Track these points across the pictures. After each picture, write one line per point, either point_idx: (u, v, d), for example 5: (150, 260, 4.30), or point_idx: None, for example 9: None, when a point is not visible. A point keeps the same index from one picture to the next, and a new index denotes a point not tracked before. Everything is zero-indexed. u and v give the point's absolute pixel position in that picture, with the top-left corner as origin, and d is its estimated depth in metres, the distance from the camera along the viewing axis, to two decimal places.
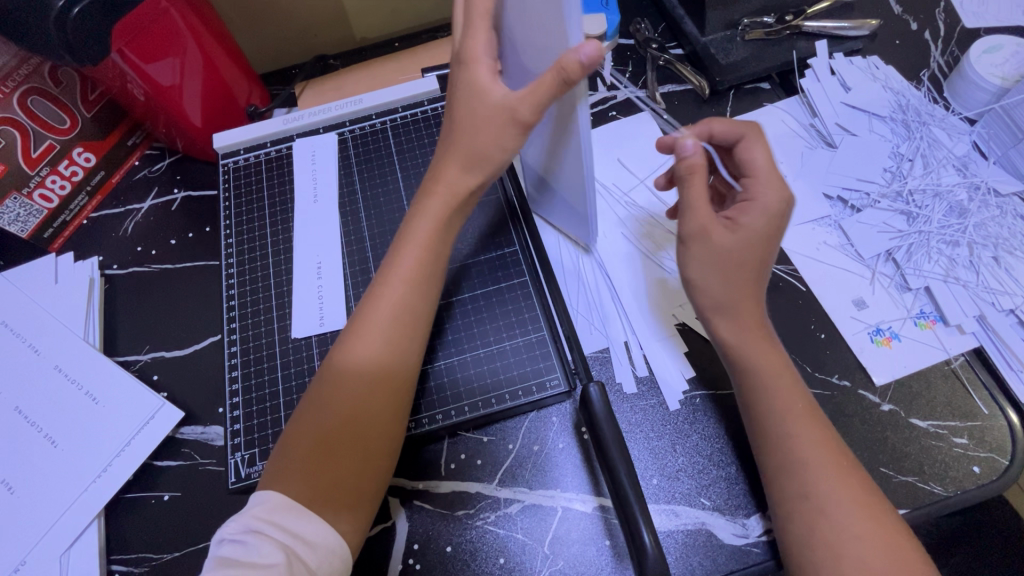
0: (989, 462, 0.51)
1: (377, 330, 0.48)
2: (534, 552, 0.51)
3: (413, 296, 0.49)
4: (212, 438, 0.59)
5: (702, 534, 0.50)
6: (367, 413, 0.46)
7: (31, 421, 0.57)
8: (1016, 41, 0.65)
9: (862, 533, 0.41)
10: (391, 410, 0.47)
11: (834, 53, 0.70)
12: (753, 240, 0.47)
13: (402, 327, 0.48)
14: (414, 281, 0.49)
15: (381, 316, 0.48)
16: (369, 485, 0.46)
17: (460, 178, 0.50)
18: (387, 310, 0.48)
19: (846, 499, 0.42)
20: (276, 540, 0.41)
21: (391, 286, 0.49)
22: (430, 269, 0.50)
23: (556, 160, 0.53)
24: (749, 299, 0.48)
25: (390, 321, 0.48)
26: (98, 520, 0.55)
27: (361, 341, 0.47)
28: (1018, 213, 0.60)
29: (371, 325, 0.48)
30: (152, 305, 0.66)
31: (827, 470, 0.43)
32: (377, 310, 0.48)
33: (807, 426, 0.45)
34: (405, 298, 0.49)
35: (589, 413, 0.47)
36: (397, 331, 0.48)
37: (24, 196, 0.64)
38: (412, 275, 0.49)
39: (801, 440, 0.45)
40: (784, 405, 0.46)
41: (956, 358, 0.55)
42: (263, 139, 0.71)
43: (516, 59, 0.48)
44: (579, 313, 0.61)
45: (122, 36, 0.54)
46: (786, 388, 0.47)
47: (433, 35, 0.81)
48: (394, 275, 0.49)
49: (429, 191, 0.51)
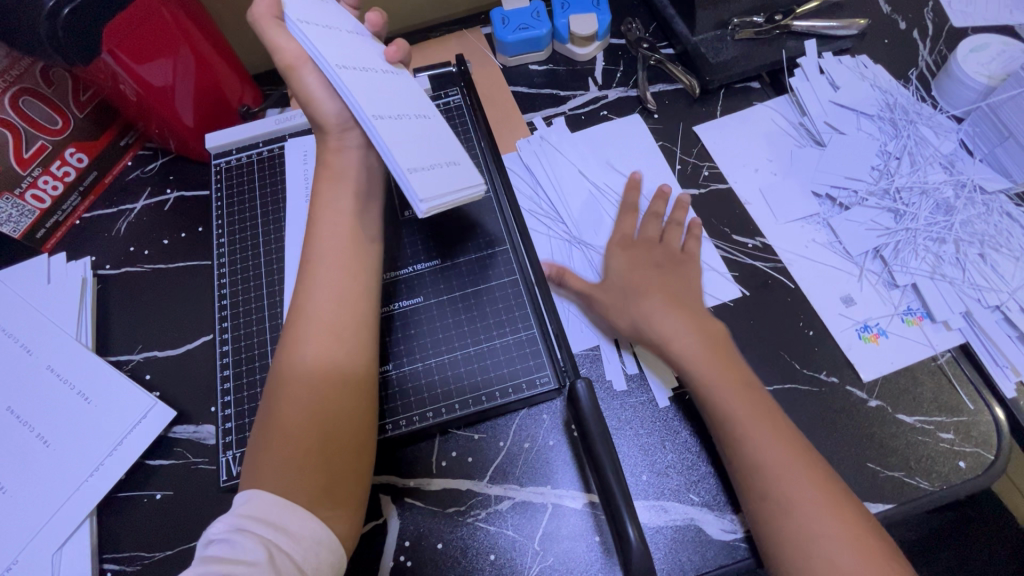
0: (975, 456, 0.52)
1: (324, 324, 0.50)
2: (524, 549, 0.52)
3: (354, 289, 0.52)
4: (204, 437, 0.59)
5: (691, 530, 0.51)
6: (330, 404, 0.48)
7: (23, 421, 0.57)
8: (1003, 40, 0.66)
9: (831, 536, 0.43)
10: (356, 403, 0.50)
11: (823, 52, 0.71)
12: (629, 271, 0.58)
13: (349, 318, 0.51)
14: (352, 279, 0.53)
15: (330, 317, 0.51)
16: (347, 475, 0.48)
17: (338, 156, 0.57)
18: (330, 303, 0.51)
19: (812, 501, 0.44)
20: (259, 536, 0.42)
21: (328, 281, 0.52)
22: (363, 273, 0.54)
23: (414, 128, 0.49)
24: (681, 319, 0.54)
25: (336, 313, 0.51)
26: (89, 519, 0.55)
27: (314, 344, 0.50)
28: (1005, 211, 0.61)
29: (317, 320, 0.50)
30: (145, 305, 0.66)
31: (791, 472, 0.46)
32: (322, 305, 0.51)
33: (765, 428, 0.48)
34: (347, 291, 0.52)
35: (577, 411, 0.47)
36: (348, 329, 0.51)
37: (16, 196, 0.64)
38: (349, 268, 0.53)
39: (763, 445, 0.47)
40: (741, 411, 0.48)
41: (943, 354, 0.56)
42: (255, 139, 0.71)
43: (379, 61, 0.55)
44: (571, 310, 0.61)
45: (112, 36, 0.54)
46: (739, 398, 0.49)
47: (426, 35, 0.81)
48: (331, 271, 0.52)
49: (339, 193, 0.56)
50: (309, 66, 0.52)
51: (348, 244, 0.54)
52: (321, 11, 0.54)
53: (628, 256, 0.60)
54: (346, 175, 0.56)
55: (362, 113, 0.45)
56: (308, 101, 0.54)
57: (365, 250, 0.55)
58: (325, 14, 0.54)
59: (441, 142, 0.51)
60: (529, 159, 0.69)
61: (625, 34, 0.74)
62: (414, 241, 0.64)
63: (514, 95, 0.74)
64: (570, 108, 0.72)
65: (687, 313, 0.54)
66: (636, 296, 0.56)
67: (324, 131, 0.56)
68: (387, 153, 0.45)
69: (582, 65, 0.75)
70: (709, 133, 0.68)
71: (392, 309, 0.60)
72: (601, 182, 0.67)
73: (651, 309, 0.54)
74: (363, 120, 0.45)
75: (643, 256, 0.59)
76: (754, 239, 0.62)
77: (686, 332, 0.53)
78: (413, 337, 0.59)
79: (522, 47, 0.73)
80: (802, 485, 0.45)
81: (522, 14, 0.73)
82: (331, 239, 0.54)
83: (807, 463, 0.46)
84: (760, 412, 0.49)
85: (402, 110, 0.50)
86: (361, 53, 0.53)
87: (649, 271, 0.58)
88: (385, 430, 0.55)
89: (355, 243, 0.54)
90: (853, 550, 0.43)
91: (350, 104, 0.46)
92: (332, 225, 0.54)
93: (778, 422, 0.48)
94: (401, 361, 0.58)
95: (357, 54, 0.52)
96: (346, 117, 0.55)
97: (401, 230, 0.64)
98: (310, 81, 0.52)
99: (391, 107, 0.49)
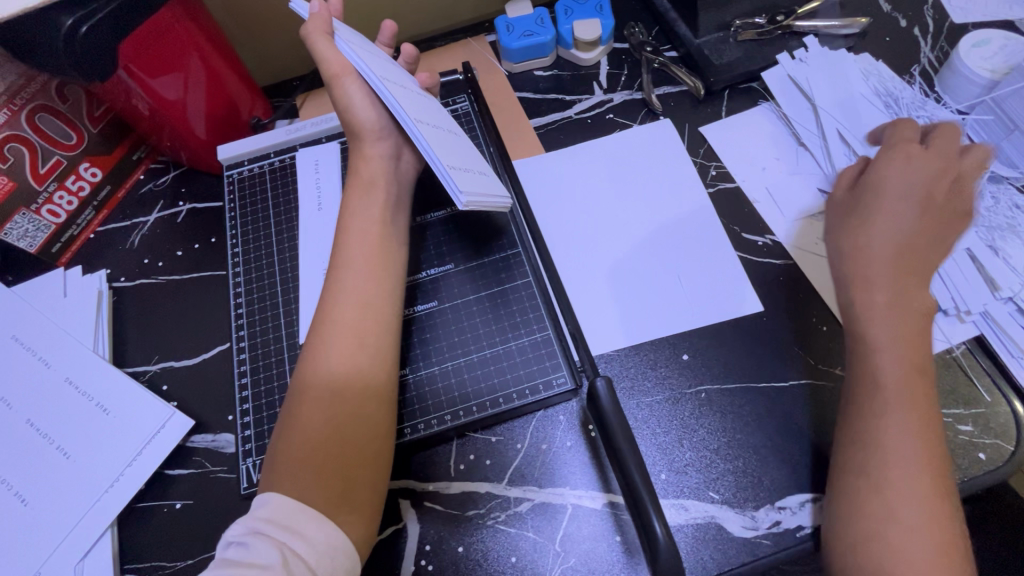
0: (995, 448, 0.52)
1: (349, 327, 0.51)
2: (545, 550, 0.52)
3: (378, 293, 0.53)
4: (223, 446, 0.59)
5: (712, 527, 0.51)
6: (353, 407, 0.49)
7: (43, 433, 0.58)
8: (1005, 34, 0.66)
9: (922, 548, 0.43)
10: (381, 408, 0.50)
11: (807, 40, 0.71)
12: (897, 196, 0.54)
13: (371, 321, 0.52)
14: (378, 284, 0.53)
15: (356, 322, 0.51)
16: (365, 479, 0.48)
17: (373, 167, 0.57)
18: (355, 306, 0.52)
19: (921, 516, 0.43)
20: (273, 540, 0.43)
21: (354, 286, 0.53)
22: (384, 278, 0.54)
23: (449, 141, 0.53)
24: (885, 274, 0.51)
25: (360, 318, 0.51)
26: (111, 529, 0.55)
27: (339, 349, 0.50)
28: (1015, 202, 0.61)
29: (341, 324, 0.51)
30: (160, 316, 0.66)
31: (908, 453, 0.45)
32: (347, 309, 0.52)
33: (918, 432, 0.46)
34: (370, 296, 0.52)
35: (596, 408, 0.48)
36: (374, 335, 0.51)
37: (32, 211, 0.65)
38: (374, 274, 0.54)
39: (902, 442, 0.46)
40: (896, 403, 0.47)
41: (958, 347, 0.56)
42: (267, 149, 0.72)
43: (411, 82, 0.60)
44: (587, 311, 0.61)
45: (128, 51, 0.55)
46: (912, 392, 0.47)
47: (432, 43, 0.82)
48: (357, 275, 0.53)
49: (363, 198, 0.57)
50: (353, 76, 0.55)
51: (374, 249, 0.55)
52: (362, 41, 0.59)
53: (905, 164, 0.55)
54: (375, 183, 0.57)
55: (404, 116, 0.48)
56: (345, 108, 0.57)
57: (390, 257, 0.55)
58: (367, 45, 0.60)
59: (468, 156, 0.54)
60: (538, 164, 0.70)
61: (629, 38, 0.76)
62: (429, 244, 0.64)
63: (521, 101, 0.75)
64: (576, 112, 0.73)
65: (905, 267, 0.52)
66: (873, 227, 0.53)
67: (359, 136, 0.58)
68: (428, 152, 0.47)
69: (587, 69, 0.76)
70: (715, 134, 0.69)
71: (410, 313, 0.61)
72: (615, 184, 0.67)
73: (880, 249, 0.52)
74: (405, 123, 0.48)
75: (921, 168, 0.54)
76: (764, 237, 0.63)
77: (884, 284, 0.51)
78: (428, 341, 0.59)
79: (527, 53, 0.74)
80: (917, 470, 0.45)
81: (527, 21, 0.74)
82: (351, 245, 0.54)
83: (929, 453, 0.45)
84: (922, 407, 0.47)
85: (436, 123, 0.53)
86: (399, 74, 0.57)
87: (903, 203, 0.54)
88: (404, 434, 0.55)
89: (381, 246, 0.55)
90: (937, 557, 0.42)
91: (393, 108, 0.49)
92: (359, 230, 0.55)
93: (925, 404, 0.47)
94: (418, 365, 0.58)
95: (395, 74, 0.56)
96: (383, 125, 0.58)
97: (416, 236, 0.65)
98: (351, 91, 0.56)
99: (425, 116, 0.52)
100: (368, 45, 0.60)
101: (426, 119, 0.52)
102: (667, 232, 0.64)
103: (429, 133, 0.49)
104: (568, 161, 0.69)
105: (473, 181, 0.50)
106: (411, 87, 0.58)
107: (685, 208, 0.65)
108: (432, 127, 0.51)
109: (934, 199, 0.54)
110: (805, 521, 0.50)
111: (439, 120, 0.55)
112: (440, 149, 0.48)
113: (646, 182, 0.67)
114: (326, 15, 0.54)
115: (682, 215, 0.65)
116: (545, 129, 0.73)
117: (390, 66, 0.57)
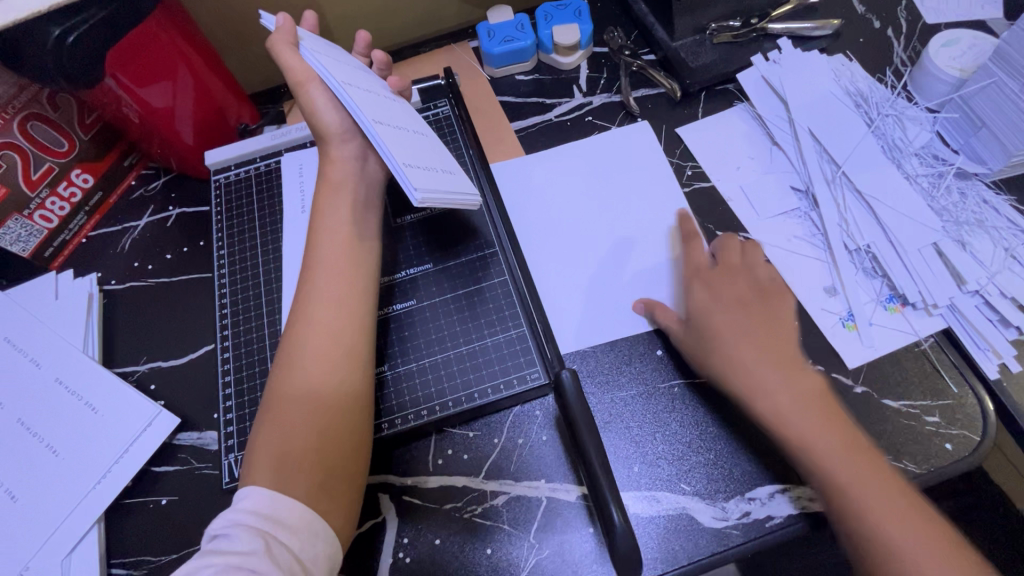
0: (962, 439, 0.52)
1: (324, 326, 0.52)
2: (520, 542, 0.53)
3: (354, 294, 0.54)
4: (208, 443, 0.60)
5: (684, 518, 0.52)
6: (327, 404, 0.50)
7: (33, 432, 0.59)
8: (974, 34, 0.67)
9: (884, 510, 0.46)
10: (357, 404, 0.51)
11: (780, 40, 0.72)
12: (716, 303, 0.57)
13: (347, 320, 0.53)
14: (353, 282, 0.55)
15: (330, 322, 0.53)
16: (343, 471, 0.49)
17: (344, 169, 0.59)
18: (330, 306, 0.53)
19: (863, 483, 0.47)
20: (255, 528, 0.44)
21: (330, 286, 0.54)
22: (360, 277, 0.55)
23: (410, 141, 0.54)
24: (773, 361, 0.54)
25: (334, 318, 0.53)
26: (98, 525, 0.57)
27: (313, 349, 0.52)
28: (982, 197, 0.62)
29: (316, 323, 0.53)
30: (149, 318, 0.68)
31: (765, 372, 0.53)
32: (321, 309, 0.53)
33: (814, 426, 0.50)
34: (346, 296, 0.54)
35: (562, 400, 0.49)
36: (347, 334, 0.53)
37: (25, 217, 0.66)
38: (351, 273, 0.55)
39: (804, 435, 0.50)
40: (775, 406, 0.51)
41: (926, 339, 0.57)
42: (252, 154, 0.74)
43: (380, 87, 0.61)
44: (563, 308, 0.62)
45: (115, 61, 0.57)
46: (783, 391, 0.52)
47: (415, 49, 0.84)
48: (332, 275, 0.55)
49: (336, 199, 0.58)
50: (319, 84, 0.57)
51: (349, 248, 0.56)
52: (331, 50, 0.61)
53: (707, 291, 0.59)
54: (345, 184, 0.59)
55: (363, 118, 0.50)
56: (312, 113, 0.59)
57: (363, 256, 0.57)
58: (337, 54, 0.62)
59: (433, 157, 0.56)
60: (518, 167, 0.71)
61: (608, 42, 0.77)
62: (408, 246, 0.66)
63: (502, 104, 0.76)
64: (555, 115, 0.75)
65: (777, 360, 0.54)
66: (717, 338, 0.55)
67: (326, 140, 0.59)
68: (385, 151, 0.49)
69: (567, 73, 0.77)
70: (691, 135, 0.70)
71: (388, 312, 0.62)
72: (592, 185, 0.69)
73: (733, 352, 0.54)
74: (364, 124, 0.50)
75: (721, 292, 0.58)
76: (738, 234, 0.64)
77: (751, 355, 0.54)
78: (407, 338, 0.61)
79: (509, 58, 0.76)
80: (798, 413, 0.51)
81: (507, 27, 0.76)
82: (323, 244, 0.56)
83: (832, 429, 0.50)
84: (806, 402, 0.51)
85: (399, 126, 0.55)
86: (367, 81, 0.59)
87: (731, 310, 0.57)
88: (382, 429, 0.57)
89: (354, 245, 0.57)
90: (865, 474, 0.48)
91: (353, 111, 0.50)
92: (331, 231, 0.57)
93: (784, 356, 0.54)
94: (396, 362, 0.60)
95: (361, 79, 0.58)
96: (346, 126, 0.59)
97: (395, 238, 0.66)
98: (317, 98, 0.58)
99: (388, 120, 0.54)
100: (339, 54, 0.62)
101: (386, 121, 0.53)
102: (643, 232, 0.65)
103: (388, 134, 0.51)
104: (547, 163, 0.71)
105: (427, 177, 0.51)
106: (378, 91, 0.59)
107: (660, 207, 0.66)
108: (391, 128, 0.53)
109: (753, 304, 0.57)
110: (773, 511, 0.51)
111: (403, 123, 0.57)
112: (394, 148, 0.50)
113: (623, 183, 0.68)
114: (292, 26, 0.56)
115: (657, 214, 0.66)
116: (526, 131, 0.74)
117: (359, 74, 0.59)
